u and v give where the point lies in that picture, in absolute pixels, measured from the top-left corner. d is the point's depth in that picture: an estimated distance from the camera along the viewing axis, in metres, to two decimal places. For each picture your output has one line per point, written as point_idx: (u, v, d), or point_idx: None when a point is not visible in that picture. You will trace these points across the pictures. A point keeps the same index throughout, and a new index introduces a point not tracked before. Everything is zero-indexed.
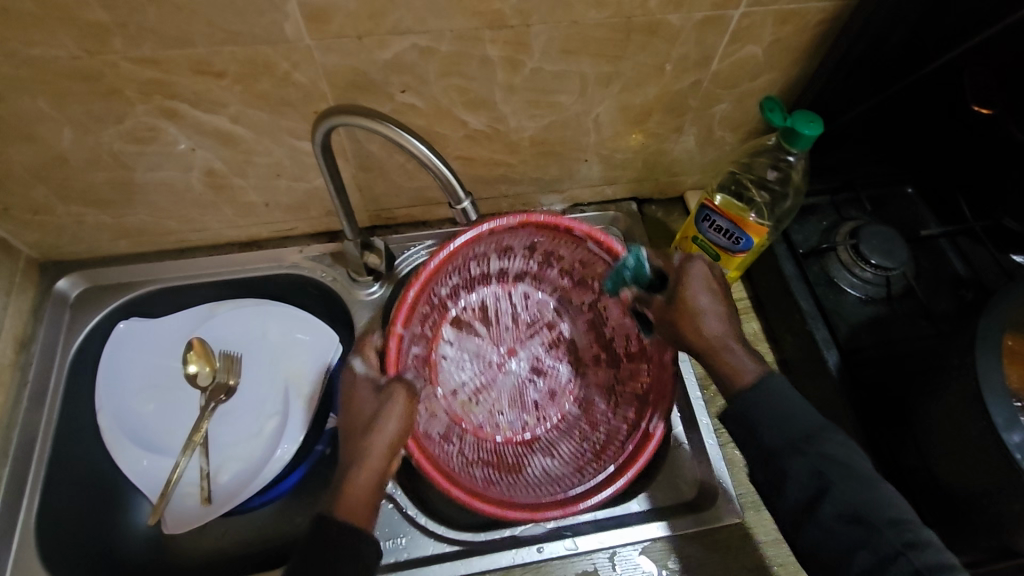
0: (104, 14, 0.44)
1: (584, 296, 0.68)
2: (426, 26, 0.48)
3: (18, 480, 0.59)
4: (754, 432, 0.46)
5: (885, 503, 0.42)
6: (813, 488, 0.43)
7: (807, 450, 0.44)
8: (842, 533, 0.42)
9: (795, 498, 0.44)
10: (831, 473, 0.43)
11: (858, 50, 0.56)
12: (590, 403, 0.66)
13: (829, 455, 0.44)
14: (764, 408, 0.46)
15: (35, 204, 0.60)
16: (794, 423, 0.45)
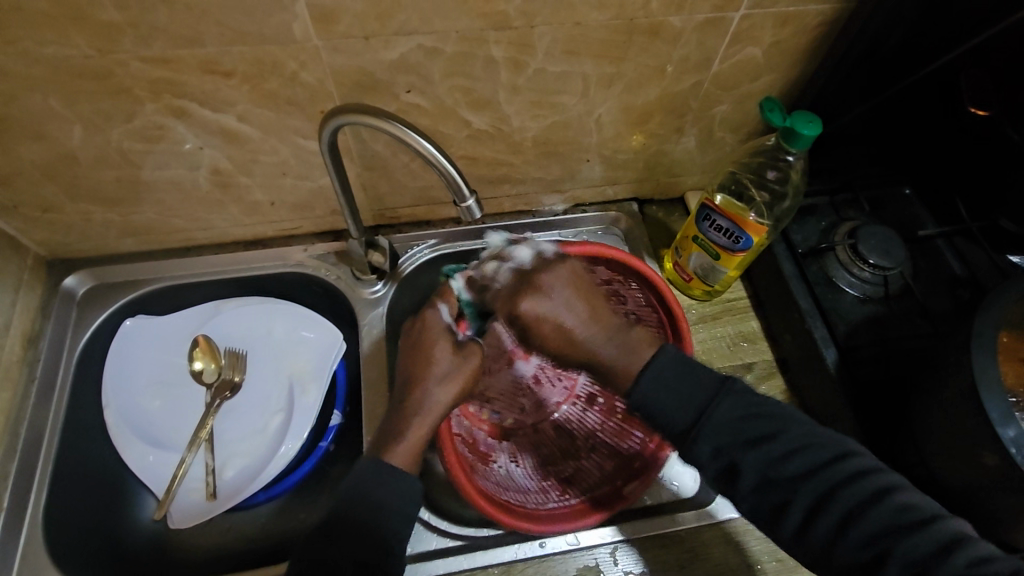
0: (116, 13, 0.45)
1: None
2: (432, 26, 0.49)
3: (27, 475, 0.59)
4: (658, 419, 0.52)
5: (790, 456, 0.48)
6: (721, 463, 0.49)
7: (698, 436, 0.50)
8: (765, 495, 0.48)
9: (714, 470, 0.50)
10: (727, 441, 0.49)
11: (858, 51, 0.57)
12: (569, 427, 0.68)
13: (720, 426, 0.50)
14: (658, 394, 0.52)
15: (43, 202, 0.61)
16: (683, 397, 0.51)
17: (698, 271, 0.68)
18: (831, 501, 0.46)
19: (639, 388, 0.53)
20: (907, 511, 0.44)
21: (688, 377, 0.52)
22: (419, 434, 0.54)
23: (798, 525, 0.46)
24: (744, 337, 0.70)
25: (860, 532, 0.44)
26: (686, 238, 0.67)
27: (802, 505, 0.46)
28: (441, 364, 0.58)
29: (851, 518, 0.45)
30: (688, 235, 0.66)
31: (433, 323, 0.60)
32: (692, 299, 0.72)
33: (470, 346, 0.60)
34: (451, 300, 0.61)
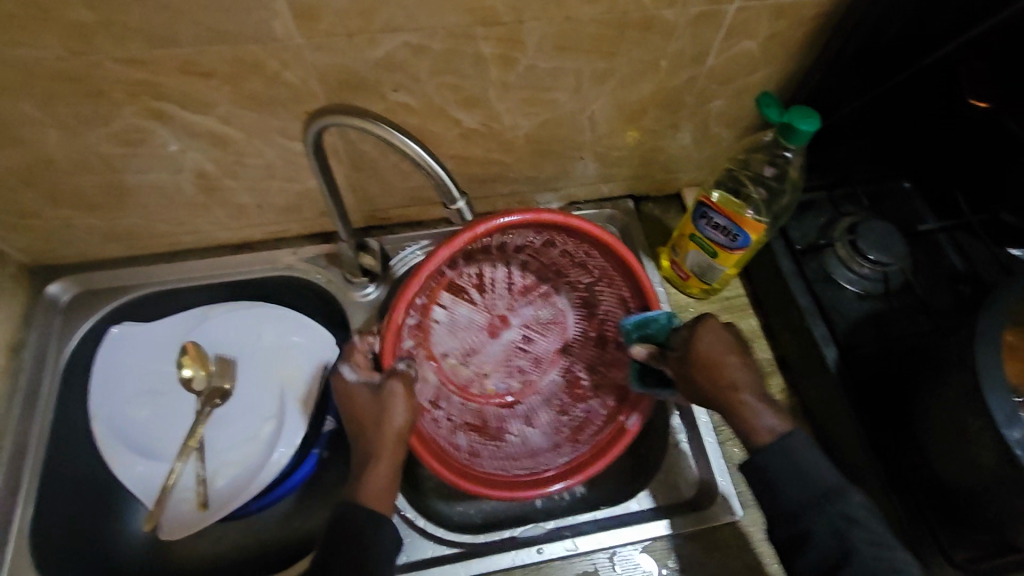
0: (89, 14, 0.43)
1: (580, 277, 0.68)
2: (418, 23, 0.48)
3: (11, 488, 0.58)
4: (772, 487, 0.47)
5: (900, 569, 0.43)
6: (835, 549, 0.44)
7: (829, 507, 0.46)
8: None
9: (816, 559, 0.45)
10: (853, 535, 0.44)
11: (853, 45, 0.56)
12: (575, 370, 0.68)
13: (849, 514, 0.45)
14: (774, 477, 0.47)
15: (23, 208, 0.59)
16: (808, 481, 0.47)
17: (695, 269, 0.67)
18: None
19: (769, 448, 0.48)
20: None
21: (807, 470, 0.47)
22: (386, 470, 0.51)
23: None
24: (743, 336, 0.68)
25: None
26: (683, 236, 0.66)
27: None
28: (369, 412, 0.54)
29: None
30: (685, 233, 0.65)
31: (344, 388, 0.56)
32: (690, 298, 0.71)
33: (385, 384, 0.54)
34: (356, 357, 0.58)
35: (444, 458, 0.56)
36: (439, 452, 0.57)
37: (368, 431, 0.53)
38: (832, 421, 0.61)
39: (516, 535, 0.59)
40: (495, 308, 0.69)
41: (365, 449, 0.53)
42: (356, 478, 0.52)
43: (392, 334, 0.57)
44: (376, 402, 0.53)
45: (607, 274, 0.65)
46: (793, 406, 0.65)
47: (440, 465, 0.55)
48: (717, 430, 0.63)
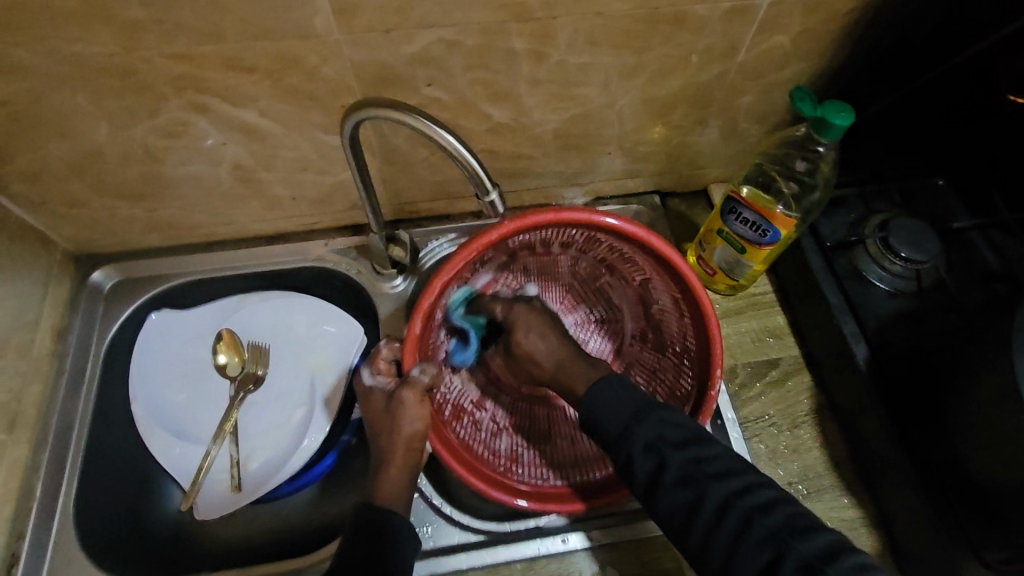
0: (141, 10, 0.45)
1: (634, 273, 0.67)
2: (453, 19, 0.49)
3: (57, 465, 0.60)
4: (597, 414, 0.52)
5: (709, 457, 0.48)
6: (651, 459, 0.48)
7: (637, 429, 0.50)
8: (680, 495, 0.47)
9: (643, 474, 0.49)
10: (668, 437, 0.49)
11: (888, 39, 0.57)
12: (633, 372, 0.69)
13: (657, 427, 0.50)
14: (601, 408, 0.52)
15: (71, 198, 0.62)
16: (621, 404, 0.51)
17: (722, 265, 0.67)
18: (738, 501, 0.45)
19: (591, 390, 0.53)
20: (800, 520, 0.44)
21: (629, 392, 0.52)
22: (399, 467, 0.55)
23: (705, 533, 0.45)
24: (770, 332, 0.68)
25: (760, 533, 0.44)
26: (710, 231, 0.66)
27: (711, 507, 0.46)
28: (382, 421, 0.57)
29: (752, 519, 0.44)
30: (712, 228, 0.65)
31: (364, 391, 0.60)
32: (716, 294, 0.71)
33: (399, 393, 0.57)
34: (379, 363, 0.61)
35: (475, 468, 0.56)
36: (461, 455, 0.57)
37: (381, 437, 0.57)
38: (860, 418, 0.61)
39: (540, 524, 0.59)
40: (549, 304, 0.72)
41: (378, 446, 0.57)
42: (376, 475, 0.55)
43: (411, 342, 0.56)
44: (389, 409, 0.57)
45: (659, 280, 0.63)
46: (819, 403, 0.65)
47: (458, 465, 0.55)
48: (744, 426, 0.63)
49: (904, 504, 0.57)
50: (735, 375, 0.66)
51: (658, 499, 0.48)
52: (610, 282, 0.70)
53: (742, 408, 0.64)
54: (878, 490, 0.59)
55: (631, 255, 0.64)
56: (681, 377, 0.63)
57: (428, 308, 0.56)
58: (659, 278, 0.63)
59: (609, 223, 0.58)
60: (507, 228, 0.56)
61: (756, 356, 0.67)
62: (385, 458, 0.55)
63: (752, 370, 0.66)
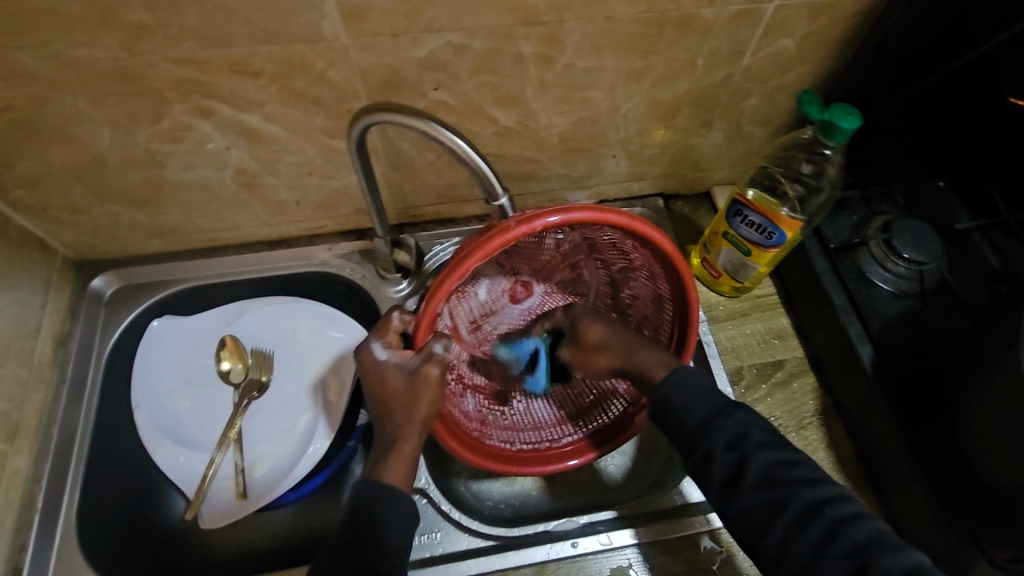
0: (147, 15, 0.44)
1: (617, 260, 0.63)
2: (462, 23, 0.49)
3: (59, 475, 0.60)
4: (676, 413, 0.53)
5: (790, 462, 0.50)
6: (732, 455, 0.50)
7: (719, 424, 0.51)
8: (757, 497, 0.48)
9: (721, 472, 0.50)
10: (749, 443, 0.50)
11: (892, 44, 0.57)
12: None
13: (741, 424, 0.51)
14: (683, 396, 0.53)
15: (72, 204, 0.61)
16: (703, 403, 0.53)
17: (727, 267, 0.67)
18: (822, 510, 0.47)
19: (670, 378, 0.54)
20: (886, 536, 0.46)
21: (707, 392, 0.54)
22: (412, 448, 0.54)
23: (783, 536, 0.47)
24: (775, 334, 0.68)
25: (844, 545, 0.45)
26: (715, 234, 0.66)
27: (795, 509, 0.47)
28: (399, 398, 0.53)
29: (838, 530, 0.46)
30: (717, 231, 0.65)
31: (374, 368, 0.55)
32: (720, 296, 0.71)
33: (421, 370, 0.53)
34: (389, 334, 0.56)
35: (481, 450, 0.57)
36: (458, 431, 0.57)
37: (396, 414, 0.54)
38: (867, 420, 0.61)
39: (549, 529, 0.59)
40: (522, 275, 0.65)
41: (391, 424, 0.54)
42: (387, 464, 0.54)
43: (426, 322, 0.51)
44: (411, 388, 0.53)
45: (653, 273, 0.61)
46: (825, 404, 0.65)
47: (465, 448, 0.55)
48: None
49: (912, 504, 0.57)
50: (741, 378, 0.66)
51: (735, 502, 0.49)
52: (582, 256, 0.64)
53: (749, 410, 0.64)
54: (886, 491, 0.59)
55: (628, 246, 0.59)
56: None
57: (451, 291, 0.49)
58: (647, 272, 0.61)
59: (641, 230, 0.51)
60: (545, 221, 0.47)
61: (761, 357, 0.67)
62: (399, 440, 0.54)
63: (758, 372, 0.66)
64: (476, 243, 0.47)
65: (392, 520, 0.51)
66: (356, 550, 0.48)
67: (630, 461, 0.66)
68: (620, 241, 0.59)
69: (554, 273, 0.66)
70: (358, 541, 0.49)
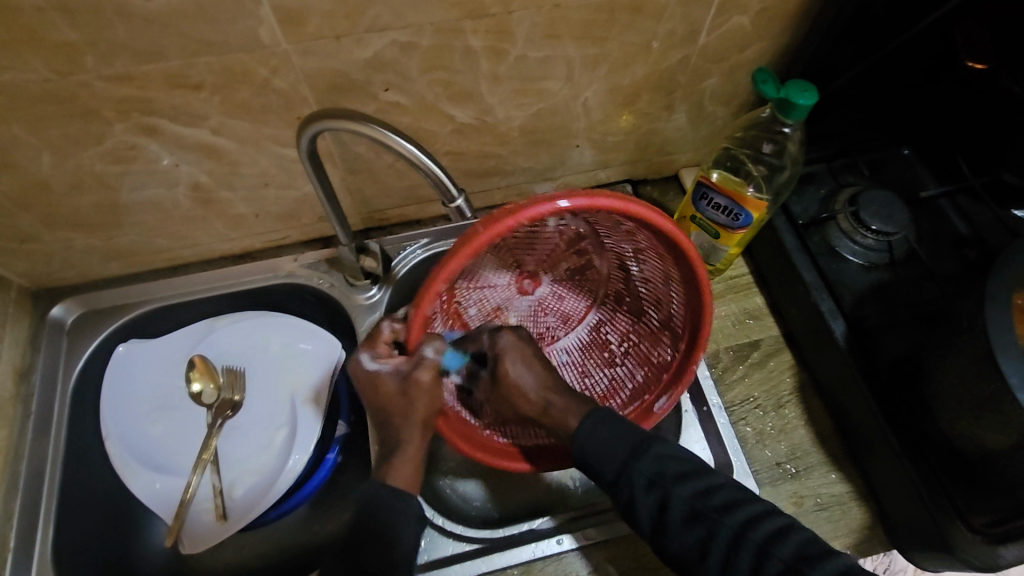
0: (73, 33, 0.42)
1: (619, 246, 0.61)
2: (406, 20, 0.47)
3: (31, 512, 0.58)
4: (589, 462, 0.52)
5: (712, 489, 0.49)
6: (654, 497, 0.49)
7: (634, 470, 0.50)
8: (687, 534, 0.48)
9: (648, 517, 0.49)
10: (664, 482, 0.50)
11: (846, 16, 0.56)
12: (602, 332, 0.67)
13: (653, 462, 0.50)
14: (593, 439, 0.52)
15: (21, 232, 0.59)
16: (617, 445, 0.51)
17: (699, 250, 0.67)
18: (749, 534, 0.46)
19: (584, 423, 0.52)
20: (814, 545, 0.46)
21: (619, 427, 0.52)
22: (405, 447, 0.53)
23: (719, 566, 0.46)
24: (750, 314, 0.69)
25: (778, 563, 0.45)
26: (684, 218, 0.65)
27: (723, 540, 0.47)
28: (396, 405, 0.53)
29: (768, 551, 0.45)
30: (685, 215, 0.65)
31: (368, 380, 0.54)
32: None
33: (414, 375, 0.52)
34: (380, 345, 0.55)
35: (492, 447, 0.56)
36: (465, 427, 0.57)
37: (395, 419, 0.53)
38: (843, 393, 0.61)
39: (535, 527, 0.59)
40: (525, 269, 0.64)
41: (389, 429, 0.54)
42: (379, 467, 0.53)
43: (418, 324, 0.50)
44: (405, 394, 0.52)
45: (652, 253, 0.57)
46: (802, 381, 0.65)
47: (471, 445, 0.55)
48: (730, 410, 0.63)
49: (891, 475, 0.57)
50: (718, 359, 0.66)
51: (667, 539, 0.49)
52: (586, 241, 0.62)
53: (727, 392, 0.64)
54: (865, 463, 0.59)
55: (627, 230, 0.56)
56: (656, 348, 0.62)
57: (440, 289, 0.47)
58: (656, 254, 0.57)
59: (636, 212, 0.46)
60: (532, 212, 0.44)
61: (738, 339, 0.67)
62: (401, 442, 0.53)
63: (735, 354, 0.66)
64: (465, 236, 0.45)
65: (396, 524, 0.50)
66: (358, 549, 0.49)
67: None
68: (620, 229, 0.56)
69: (561, 261, 0.65)
70: (362, 543, 0.49)
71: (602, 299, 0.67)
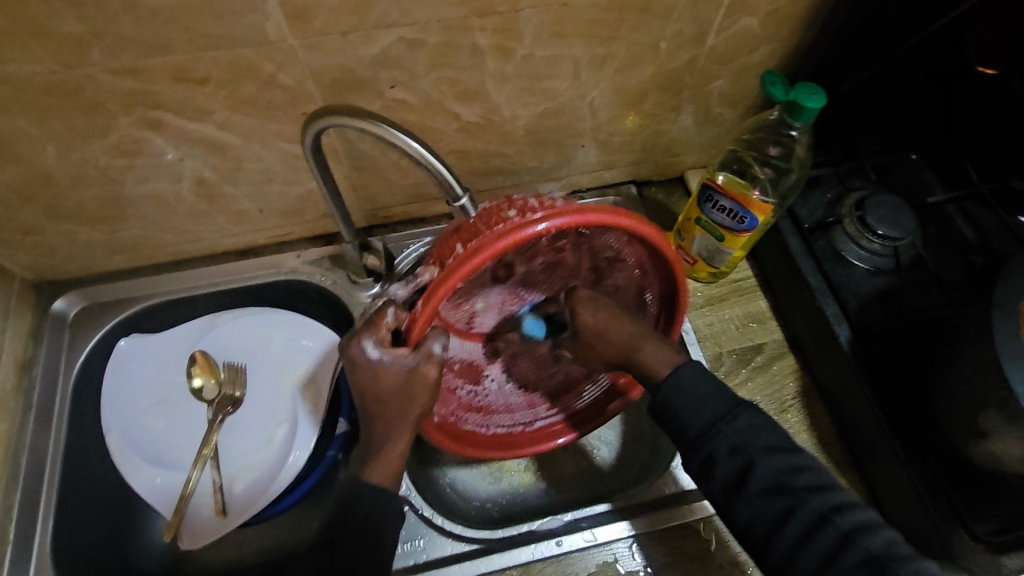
0: (79, 25, 0.42)
1: (610, 247, 0.55)
2: (413, 17, 0.47)
3: (31, 504, 0.58)
4: (680, 419, 0.50)
5: (796, 467, 0.48)
6: (737, 461, 0.48)
7: (725, 428, 0.49)
8: (767, 505, 0.47)
9: (726, 477, 0.48)
10: (751, 448, 0.48)
11: (857, 18, 0.55)
12: None
13: (743, 429, 0.49)
14: (683, 395, 0.51)
15: (25, 225, 0.59)
16: (709, 404, 0.50)
17: (703, 254, 0.66)
18: (835, 518, 0.45)
19: (673, 377, 0.52)
20: (896, 547, 0.44)
21: (710, 390, 0.51)
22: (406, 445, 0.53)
23: (792, 545, 0.45)
24: (752, 317, 0.68)
25: (858, 557, 0.43)
26: (688, 220, 0.65)
27: (805, 516, 0.45)
28: (392, 393, 0.50)
29: (851, 537, 0.44)
30: (690, 217, 0.64)
31: (365, 367, 0.49)
32: (697, 282, 0.70)
33: (421, 371, 0.49)
34: (381, 330, 0.49)
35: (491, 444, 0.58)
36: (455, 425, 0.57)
37: (388, 409, 0.51)
38: (847, 400, 0.60)
39: (534, 528, 0.58)
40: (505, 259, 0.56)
41: (382, 423, 0.52)
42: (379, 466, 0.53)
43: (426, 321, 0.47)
44: (406, 386, 0.50)
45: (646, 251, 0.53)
46: (804, 385, 0.65)
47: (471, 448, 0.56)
48: None
49: (894, 481, 0.56)
50: (721, 364, 0.65)
51: (740, 506, 0.47)
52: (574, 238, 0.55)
53: (731, 397, 0.63)
54: (868, 469, 0.59)
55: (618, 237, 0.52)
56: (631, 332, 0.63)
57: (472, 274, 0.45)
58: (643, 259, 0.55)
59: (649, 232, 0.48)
60: (563, 223, 0.45)
61: (741, 342, 0.67)
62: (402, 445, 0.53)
63: (738, 357, 0.66)
64: (487, 242, 0.44)
65: (385, 522, 0.50)
66: (333, 544, 0.49)
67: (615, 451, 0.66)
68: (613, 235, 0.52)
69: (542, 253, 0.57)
70: (338, 539, 0.49)
71: (581, 276, 0.62)
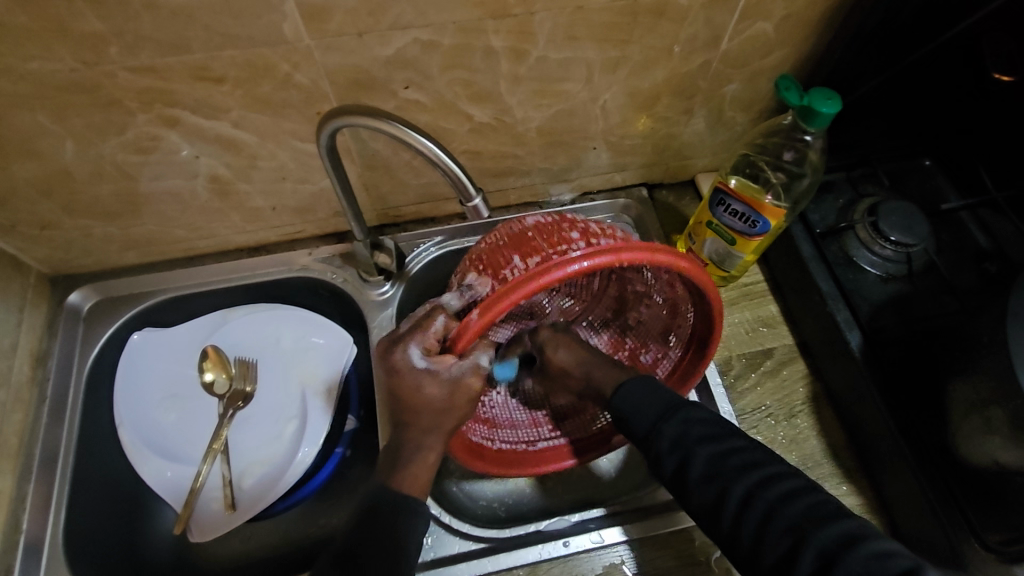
0: (100, 24, 0.43)
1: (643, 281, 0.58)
2: (428, 19, 0.47)
3: (45, 494, 0.59)
4: (627, 418, 0.52)
5: (731, 451, 0.48)
6: (676, 455, 0.48)
7: (665, 425, 0.50)
8: (705, 489, 0.47)
9: (670, 468, 0.49)
10: (689, 439, 0.49)
11: (872, 25, 0.55)
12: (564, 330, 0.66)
13: (682, 423, 0.49)
14: (632, 395, 0.52)
15: (42, 219, 0.60)
16: (651, 406, 0.51)
17: (713, 256, 0.66)
18: (760, 495, 0.45)
19: (620, 390, 0.53)
20: (821, 509, 0.43)
21: (658, 390, 0.52)
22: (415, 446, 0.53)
23: (733, 523, 0.45)
24: (763, 323, 0.68)
25: (813, 554, 0.41)
26: (700, 223, 0.65)
27: (736, 497, 0.45)
28: (427, 402, 0.48)
29: (773, 512, 0.44)
30: (702, 220, 0.64)
31: (407, 372, 0.47)
32: None
33: (465, 383, 0.48)
34: (429, 338, 0.48)
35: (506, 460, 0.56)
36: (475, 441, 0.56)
37: (418, 418, 0.50)
38: (857, 406, 0.60)
39: (541, 528, 0.58)
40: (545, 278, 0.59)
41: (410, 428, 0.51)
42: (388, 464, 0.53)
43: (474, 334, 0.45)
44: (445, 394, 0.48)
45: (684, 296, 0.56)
46: (815, 391, 0.64)
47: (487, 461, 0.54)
48: (741, 419, 0.62)
49: (905, 489, 0.56)
50: (730, 368, 0.65)
51: (688, 493, 0.48)
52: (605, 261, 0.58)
53: (740, 401, 0.63)
54: (878, 476, 0.59)
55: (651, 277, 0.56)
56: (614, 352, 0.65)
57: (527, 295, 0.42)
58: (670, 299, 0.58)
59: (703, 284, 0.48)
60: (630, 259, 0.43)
61: (750, 347, 0.66)
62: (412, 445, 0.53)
63: (748, 362, 0.66)
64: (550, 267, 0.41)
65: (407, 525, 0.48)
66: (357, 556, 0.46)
67: (622, 453, 0.66)
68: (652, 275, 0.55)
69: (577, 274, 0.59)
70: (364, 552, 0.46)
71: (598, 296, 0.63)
